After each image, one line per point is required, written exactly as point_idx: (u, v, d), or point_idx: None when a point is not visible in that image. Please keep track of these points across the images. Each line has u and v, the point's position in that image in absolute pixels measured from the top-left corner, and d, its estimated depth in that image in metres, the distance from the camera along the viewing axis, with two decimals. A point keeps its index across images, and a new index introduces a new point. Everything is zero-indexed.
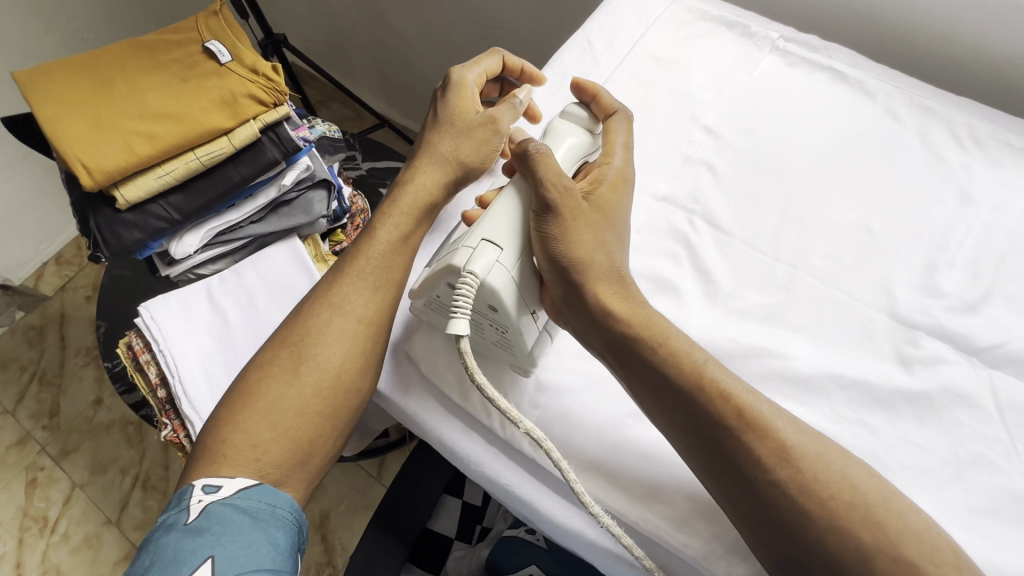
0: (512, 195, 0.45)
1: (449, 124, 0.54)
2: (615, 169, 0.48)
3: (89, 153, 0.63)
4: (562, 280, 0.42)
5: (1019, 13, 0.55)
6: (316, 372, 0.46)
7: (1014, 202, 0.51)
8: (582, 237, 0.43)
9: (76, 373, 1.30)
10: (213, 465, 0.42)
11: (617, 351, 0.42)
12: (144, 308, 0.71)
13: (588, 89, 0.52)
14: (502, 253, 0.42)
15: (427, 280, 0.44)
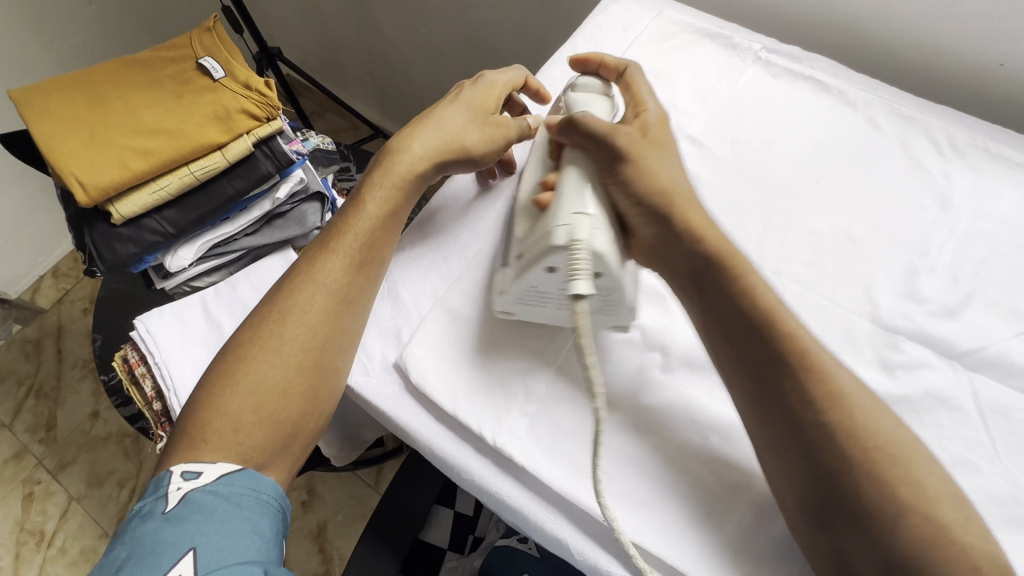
0: (576, 172, 0.47)
1: (451, 113, 0.54)
2: (654, 112, 0.51)
3: (85, 170, 0.63)
4: (651, 216, 0.46)
5: (994, 23, 0.56)
6: (299, 353, 0.45)
7: (992, 208, 0.52)
8: (651, 172, 0.47)
9: (73, 386, 1.30)
10: (192, 448, 0.41)
11: (702, 277, 0.44)
12: (139, 321, 0.72)
13: (587, 59, 0.57)
14: (594, 218, 0.43)
15: (523, 272, 0.43)
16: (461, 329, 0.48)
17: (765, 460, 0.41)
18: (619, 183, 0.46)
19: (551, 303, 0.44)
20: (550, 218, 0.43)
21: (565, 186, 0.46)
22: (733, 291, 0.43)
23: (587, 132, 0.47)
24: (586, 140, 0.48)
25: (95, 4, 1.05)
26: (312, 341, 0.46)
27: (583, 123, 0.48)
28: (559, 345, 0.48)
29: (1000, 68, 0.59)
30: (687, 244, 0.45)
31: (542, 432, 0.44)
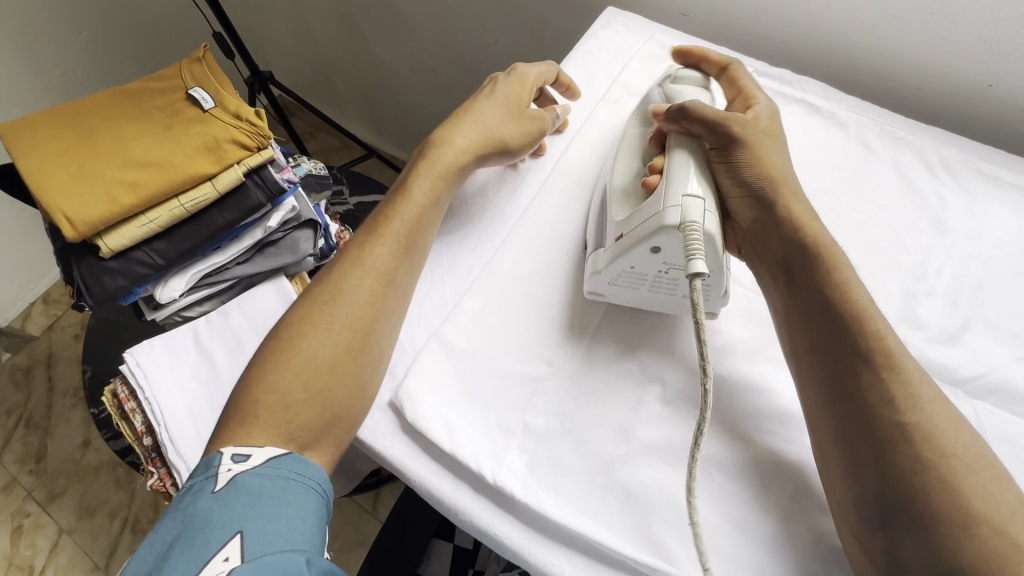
0: (684, 154, 0.48)
1: (493, 107, 0.56)
2: (764, 105, 0.53)
3: (72, 205, 0.63)
4: (755, 202, 0.48)
5: (980, 46, 0.57)
6: (348, 334, 0.46)
7: (988, 229, 0.52)
8: (761, 161, 0.49)
9: (64, 416, 1.28)
10: (243, 425, 0.41)
11: (793, 265, 0.46)
12: (128, 354, 0.71)
13: (691, 52, 0.58)
14: (704, 203, 0.44)
15: (623, 252, 0.44)
16: (457, 364, 0.47)
17: (835, 476, 0.39)
18: (728, 168, 0.49)
19: (648, 283, 0.46)
20: (658, 199, 0.45)
21: (671, 167, 0.47)
22: (823, 281, 0.44)
23: (700, 121, 0.49)
24: (699, 127, 0.49)
25: (87, 32, 1.05)
26: (361, 322, 0.46)
27: (696, 111, 0.49)
28: (556, 377, 0.46)
29: (988, 88, 0.59)
30: (784, 232, 0.47)
31: (542, 470, 0.43)
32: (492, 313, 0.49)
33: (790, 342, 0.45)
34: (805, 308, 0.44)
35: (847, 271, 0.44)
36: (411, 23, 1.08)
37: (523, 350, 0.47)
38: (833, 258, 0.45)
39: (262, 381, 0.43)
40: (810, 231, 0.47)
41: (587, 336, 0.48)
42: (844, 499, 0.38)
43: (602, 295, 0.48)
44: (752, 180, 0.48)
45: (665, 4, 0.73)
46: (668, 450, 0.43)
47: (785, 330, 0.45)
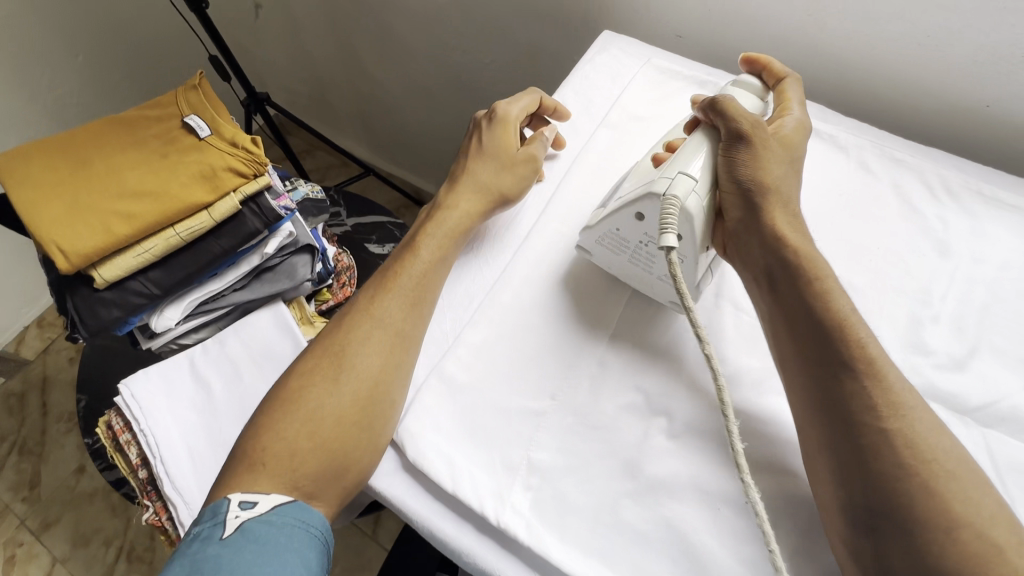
0: (702, 138, 0.49)
1: (492, 156, 0.56)
2: (795, 118, 0.52)
3: (66, 236, 0.62)
4: (743, 203, 0.47)
5: (977, 68, 0.57)
6: (357, 387, 0.45)
7: (991, 252, 0.52)
8: (763, 164, 0.47)
9: (58, 441, 1.26)
10: (250, 472, 0.42)
11: (774, 273, 0.45)
12: (123, 385, 0.69)
13: (756, 60, 0.57)
14: (697, 186, 0.45)
15: (612, 212, 0.47)
16: (458, 399, 0.46)
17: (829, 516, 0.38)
18: (726, 163, 0.48)
19: (628, 252, 0.48)
20: (659, 170, 0.46)
21: (685, 144, 0.48)
22: (809, 292, 0.43)
23: (723, 115, 0.48)
24: (719, 121, 0.48)
25: (82, 56, 1.05)
26: (369, 376, 0.45)
27: (724, 104, 0.48)
28: (559, 411, 0.45)
29: (986, 109, 0.60)
30: (767, 240, 0.46)
31: (546, 510, 0.42)
32: (493, 345, 0.48)
33: (778, 348, 0.44)
34: (790, 316, 0.43)
35: (829, 281, 0.43)
36: (407, 44, 1.08)
37: (526, 383, 0.46)
38: (814, 270, 0.44)
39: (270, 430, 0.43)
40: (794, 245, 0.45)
41: (591, 366, 0.47)
42: (839, 540, 0.37)
43: (588, 256, 0.51)
44: (744, 181, 0.47)
45: (661, 28, 0.73)
46: (675, 486, 0.42)
47: (771, 337, 0.45)
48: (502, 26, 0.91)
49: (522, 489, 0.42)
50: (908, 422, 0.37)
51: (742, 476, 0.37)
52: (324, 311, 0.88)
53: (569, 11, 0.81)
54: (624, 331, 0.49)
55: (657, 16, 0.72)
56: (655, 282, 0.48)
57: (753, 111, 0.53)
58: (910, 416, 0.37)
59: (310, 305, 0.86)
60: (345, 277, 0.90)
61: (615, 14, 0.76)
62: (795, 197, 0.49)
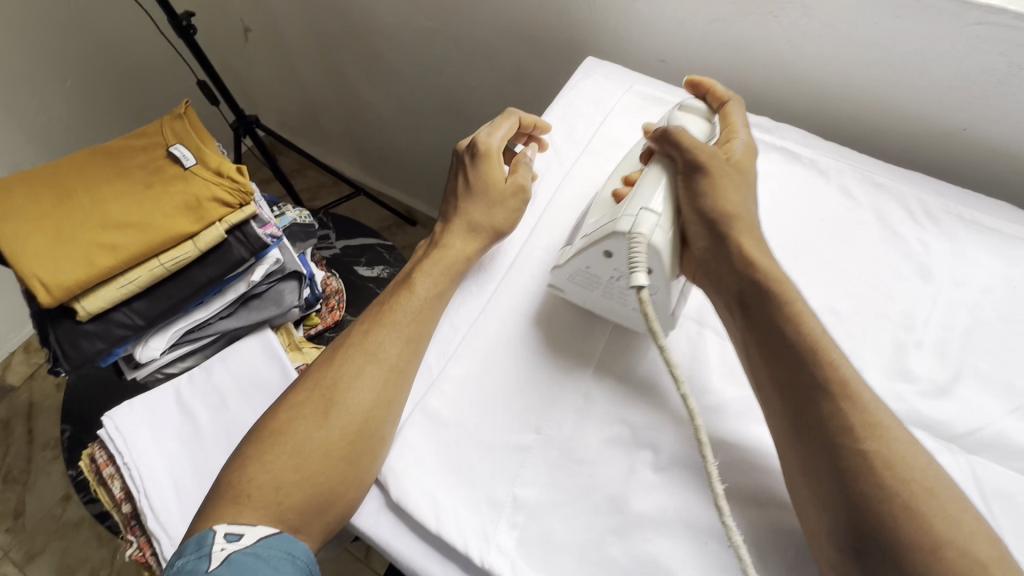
0: (658, 170, 0.50)
1: (481, 194, 0.55)
2: (741, 142, 0.53)
3: (48, 269, 0.61)
4: (709, 232, 0.48)
5: (953, 93, 0.58)
6: (348, 421, 0.44)
7: (972, 276, 0.52)
8: (724, 194, 0.48)
9: (44, 469, 1.23)
10: (234, 505, 0.41)
11: (747, 296, 0.45)
12: (108, 418, 0.68)
13: (700, 83, 0.57)
14: (660, 219, 0.46)
15: (580, 251, 0.47)
16: (443, 434, 0.46)
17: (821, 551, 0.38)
18: (690, 194, 0.49)
19: (601, 287, 0.48)
20: (620, 207, 0.47)
21: (643, 179, 0.49)
22: (778, 316, 0.43)
23: (678, 146, 0.50)
24: (675, 152, 0.50)
25: (71, 81, 1.05)
26: (360, 410, 0.45)
27: (677, 135, 0.50)
28: (545, 446, 0.45)
29: (964, 132, 0.60)
30: (735, 264, 0.46)
31: (532, 548, 0.41)
32: (477, 379, 0.48)
33: (753, 371, 0.44)
34: (762, 342, 0.43)
35: (798, 305, 0.44)
36: (396, 67, 1.09)
37: (511, 417, 0.46)
38: (783, 293, 0.44)
39: (256, 463, 0.42)
40: (764, 267, 0.46)
41: (577, 398, 0.47)
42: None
43: (562, 292, 0.51)
44: (709, 211, 0.48)
45: (644, 52, 0.74)
46: (662, 521, 0.42)
47: (745, 361, 0.45)
48: (488, 50, 0.91)
49: (507, 527, 0.42)
50: (890, 448, 0.37)
51: (724, 519, 0.38)
52: (312, 336, 0.87)
53: (553, 36, 0.82)
54: (610, 362, 0.49)
55: (640, 42, 0.73)
56: (631, 314, 0.48)
57: (703, 138, 0.54)
58: (896, 449, 0.37)
59: (297, 330, 0.85)
60: (333, 301, 0.89)
61: (600, 39, 0.77)
62: (756, 221, 0.50)
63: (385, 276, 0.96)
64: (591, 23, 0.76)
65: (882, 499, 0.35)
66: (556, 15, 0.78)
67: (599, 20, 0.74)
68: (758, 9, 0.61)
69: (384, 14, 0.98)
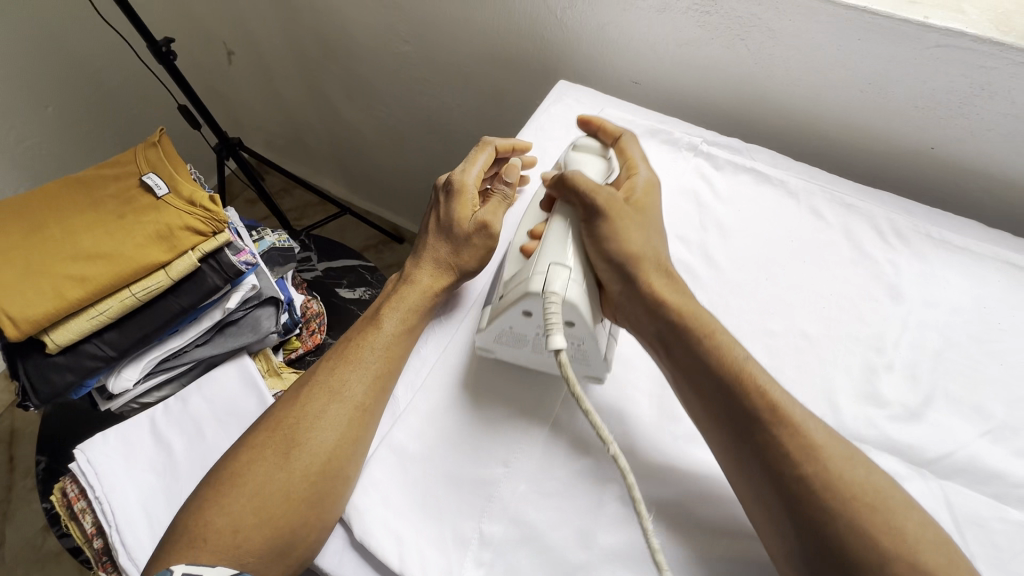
0: (562, 223, 0.49)
1: (450, 229, 0.55)
2: (642, 177, 0.54)
3: (15, 302, 0.61)
4: (620, 274, 0.47)
5: (919, 114, 0.58)
6: (310, 462, 0.43)
7: (942, 296, 0.52)
8: (625, 234, 0.48)
9: (25, 499, 1.17)
10: (191, 548, 0.40)
11: (665, 334, 0.45)
12: (78, 451, 0.65)
13: (590, 121, 0.60)
14: (572, 272, 0.45)
15: (499, 313, 0.46)
16: (410, 469, 0.45)
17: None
18: (594, 240, 0.48)
19: (529, 344, 0.47)
20: (529, 266, 0.46)
21: (548, 236, 0.49)
22: (697, 351, 0.43)
23: (575, 190, 0.49)
24: (573, 197, 0.50)
25: (51, 106, 1.05)
26: (323, 451, 0.44)
27: (573, 180, 0.49)
28: (513, 479, 0.44)
29: (931, 151, 0.61)
30: (647, 304, 0.46)
31: None
32: (444, 410, 0.48)
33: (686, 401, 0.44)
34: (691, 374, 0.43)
35: (719, 335, 0.44)
36: (376, 89, 1.09)
37: (478, 450, 0.46)
38: (704, 327, 0.44)
39: (215, 505, 0.42)
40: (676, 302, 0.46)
41: (546, 429, 0.46)
42: None
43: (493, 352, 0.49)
44: (615, 255, 0.47)
45: (617, 74, 0.75)
46: (632, 554, 0.41)
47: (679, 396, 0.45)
48: (464, 72, 0.92)
49: (473, 566, 0.41)
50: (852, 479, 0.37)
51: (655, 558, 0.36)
52: (292, 361, 0.86)
53: (527, 59, 0.82)
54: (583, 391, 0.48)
55: (612, 64, 0.74)
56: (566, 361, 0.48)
57: (602, 176, 0.55)
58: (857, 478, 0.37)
59: (277, 355, 0.84)
60: (312, 324, 0.88)
61: (573, 62, 0.77)
62: (663, 256, 0.50)
63: (366, 297, 0.96)
64: (563, 46, 0.76)
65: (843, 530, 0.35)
66: (529, 39, 0.79)
67: (572, 43, 0.75)
68: (725, 33, 0.62)
69: (362, 37, 0.99)
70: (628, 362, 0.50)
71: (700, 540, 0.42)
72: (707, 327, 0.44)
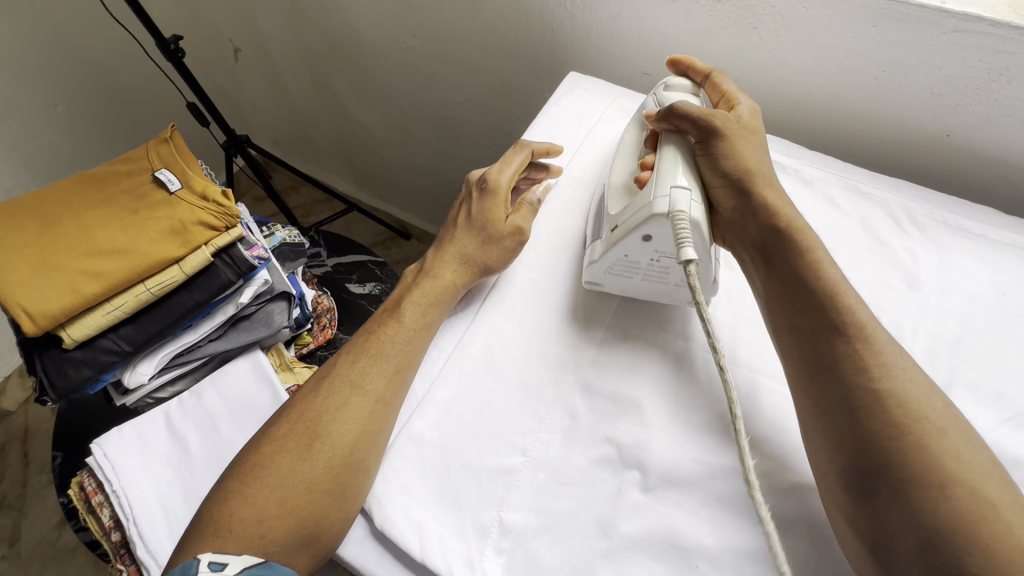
0: (673, 149, 0.50)
1: (479, 224, 0.55)
2: (746, 106, 0.55)
3: (32, 297, 0.61)
4: (735, 191, 0.50)
5: (935, 100, 0.58)
6: (333, 454, 0.44)
7: (959, 283, 0.52)
8: (740, 153, 0.50)
9: (39, 494, 1.18)
10: (216, 538, 0.41)
11: (769, 248, 0.48)
12: (96, 444, 0.65)
13: (681, 60, 0.60)
14: (692, 194, 0.46)
15: (615, 241, 0.48)
16: (428, 458, 0.45)
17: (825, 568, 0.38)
18: (709, 160, 0.50)
19: (641, 271, 0.49)
20: (647, 190, 0.47)
21: (662, 162, 0.49)
22: (798, 266, 0.46)
23: (686, 117, 0.51)
24: (685, 124, 0.51)
25: (61, 105, 1.06)
26: (347, 444, 0.44)
27: (683, 109, 0.51)
28: (531, 468, 0.45)
29: (948, 139, 0.60)
30: (760, 217, 0.48)
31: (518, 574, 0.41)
32: (462, 400, 0.48)
33: (777, 324, 0.46)
34: (782, 294, 0.46)
35: (819, 253, 0.46)
36: (384, 84, 1.09)
37: (496, 440, 0.46)
38: (806, 243, 0.46)
39: (238, 496, 0.42)
40: (787, 218, 0.48)
41: (563, 419, 0.47)
42: None
43: (600, 285, 0.52)
44: (731, 171, 0.50)
45: (628, 66, 0.75)
46: (652, 542, 0.41)
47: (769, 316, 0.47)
48: (473, 66, 0.92)
49: (494, 552, 0.42)
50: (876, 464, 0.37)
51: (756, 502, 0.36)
52: (303, 356, 0.85)
53: (536, 52, 0.82)
54: (600, 380, 0.49)
55: (623, 55, 0.74)
56: (673, 287, 0.49)
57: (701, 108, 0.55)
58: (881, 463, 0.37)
59: (289, 350, 0.83)
60: (324, 319, 0.88)
61: (583, 54, 0.77)
62: (774, 174, 0.52)
63: (377, 292, 0.96)
64: (573, 39, 0.76)
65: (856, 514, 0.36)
66: (539, 32, 0.79)
67: (582, 36, 0.75)
68: (738, 22, 0.61)
69: (369, 33, 0.99)
70: (642, 351, 0.50)
71: (720, 526, 0.42)
72: (808, 242, 0.46)
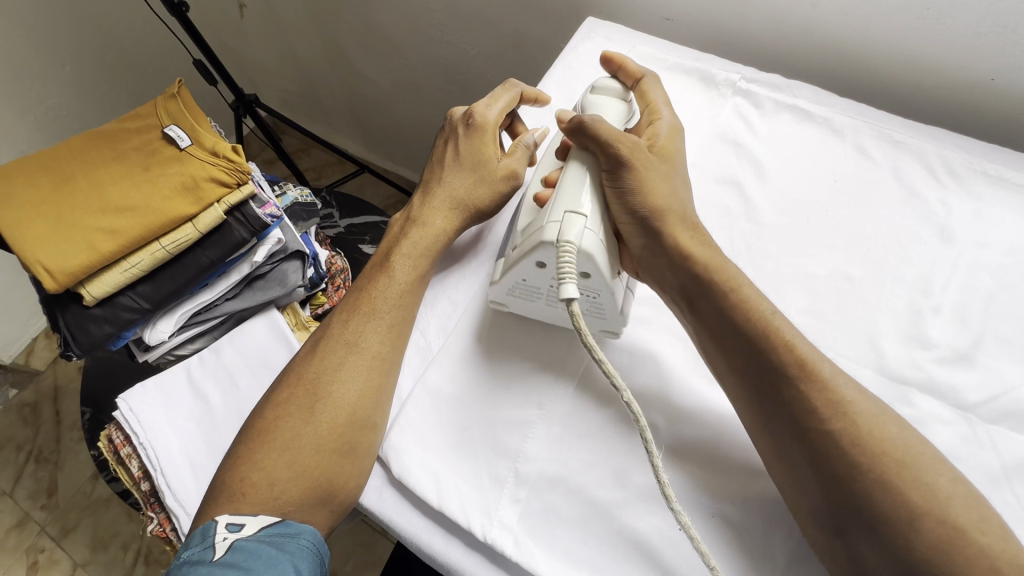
0: (580, 169, 0.47)
1: (469, 166, 0.54)
2: (666, 122, 0.51)
3: (51, 254, 0.62)
4: (643, 230, 0.46)
5: (981, 40, 0.54)
6: (333, 415, 0.44)
7: (996, 236, 0.50)
8: (651, 188, 0.46)
9: (72, 449, 1.23)
10: (232, 501, 0.41)
11: (692, 293, 0.44)
12: (121, 400, 0.67)
13: (612, 59, 0.56)
14: (588, 220, 0.43)
15: (512, 265, 0.45)
16: (444, 409, 0.46)
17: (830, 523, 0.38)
18: (617, 193, 0.46)
19: (543, 297, 0.46)
20: (545, 213, 0.45)
21: (566, 178, 0.47)
22: (723, 306, 0.42)
23: (595, 138, 0.47)
24: (593, 145, 0.47)
25: (68, 66, 1.04)
26: (347, 405, 0.44)
27: (592, 129, 0.46)
28: (546, 421, 0.45)
29: (991, 82, 0.57)
30: (673, 260, 0.45)
31: (533, 521, 0.41)
32: (476, 354, 0.48)
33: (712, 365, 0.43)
34: (707, 330, 0.43)
35: (745, 291, 0.42)
36: (394, 40, 1.06)
37: (513, 391, 0.46)
38: (730, 283, 0.43)
39: (249, 461, 0.42)
40: (703, 259, 0.44)
41: (578, 373, 0.46)
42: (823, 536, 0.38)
43: (505, 305, 0.49)
44: (640, 210, 0.45)
45: (650, 11, 0.71)
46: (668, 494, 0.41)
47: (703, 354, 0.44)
48: (485, 15, 0.88)
49: (511, 502, 0.42)
50: (883, 416, 0.37)
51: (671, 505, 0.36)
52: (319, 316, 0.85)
53: None
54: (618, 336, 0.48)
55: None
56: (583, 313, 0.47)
57: (623, 119, 0.52)
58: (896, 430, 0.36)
59: (305, 309, 0.83)
60: (338, 280, 0.88)
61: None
62: (689, 210, 0.47)
63: None
64: None
65: (878, 462, 0.35)
66: None
67: None
68: None
69: None
70: (659, 305, 0.50)
71: (737, 479, 0.42)
72: (733, 281, 0.43)
